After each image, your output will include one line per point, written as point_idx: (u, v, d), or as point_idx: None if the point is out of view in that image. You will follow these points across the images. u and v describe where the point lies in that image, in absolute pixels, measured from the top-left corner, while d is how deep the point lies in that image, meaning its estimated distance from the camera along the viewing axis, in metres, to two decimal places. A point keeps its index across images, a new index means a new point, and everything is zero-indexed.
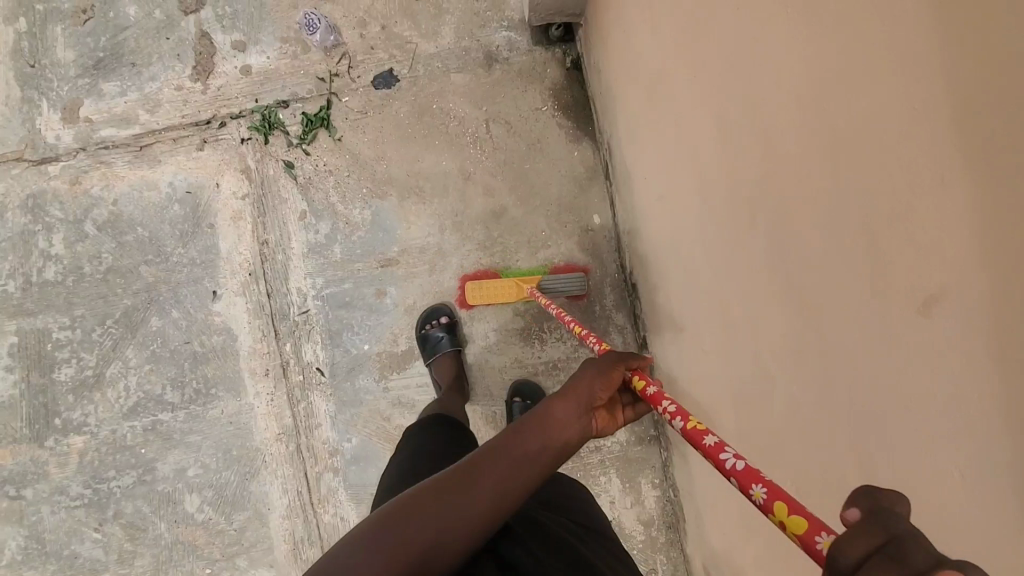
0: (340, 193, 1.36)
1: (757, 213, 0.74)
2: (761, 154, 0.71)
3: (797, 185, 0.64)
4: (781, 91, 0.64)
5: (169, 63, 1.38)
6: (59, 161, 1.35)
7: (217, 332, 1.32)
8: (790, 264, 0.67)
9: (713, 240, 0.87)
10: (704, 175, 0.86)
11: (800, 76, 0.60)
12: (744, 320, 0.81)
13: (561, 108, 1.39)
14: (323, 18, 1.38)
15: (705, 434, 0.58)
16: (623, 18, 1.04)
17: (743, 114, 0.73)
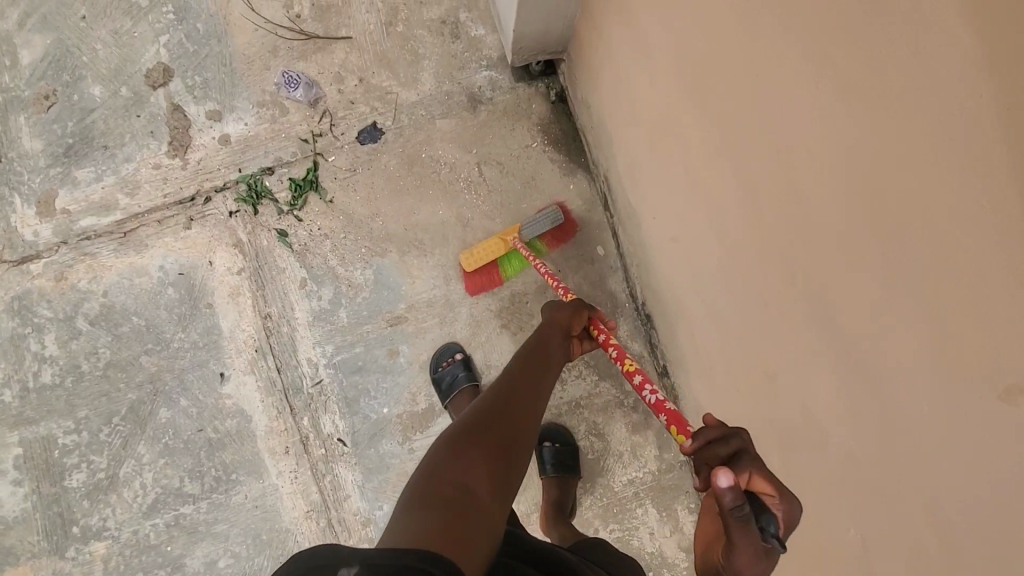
0: (338, 255, 1.32)
1: (793, 268, 0.72)
2: (793, 209, 0.69)
3: (842, 247, 0.63)
4: (815, 150, 0.62)
5: (142, 141, 1.32)
6: (40, 258, 1.30)
7: (230, 415, 1.28)
8: (839, 323, 0.66)
9: (738, 286, 0.86)
10: (721, 226, 0.85)
11: (837, 137, 0.59)
12: (784, 368, 0.80)
13: (552, 142, 1.36)
14: (302, 74, 1.34)
15: (635, 374, 0.88)
16: (611, 59, 1.01)
17: (767, 167, 0.71)
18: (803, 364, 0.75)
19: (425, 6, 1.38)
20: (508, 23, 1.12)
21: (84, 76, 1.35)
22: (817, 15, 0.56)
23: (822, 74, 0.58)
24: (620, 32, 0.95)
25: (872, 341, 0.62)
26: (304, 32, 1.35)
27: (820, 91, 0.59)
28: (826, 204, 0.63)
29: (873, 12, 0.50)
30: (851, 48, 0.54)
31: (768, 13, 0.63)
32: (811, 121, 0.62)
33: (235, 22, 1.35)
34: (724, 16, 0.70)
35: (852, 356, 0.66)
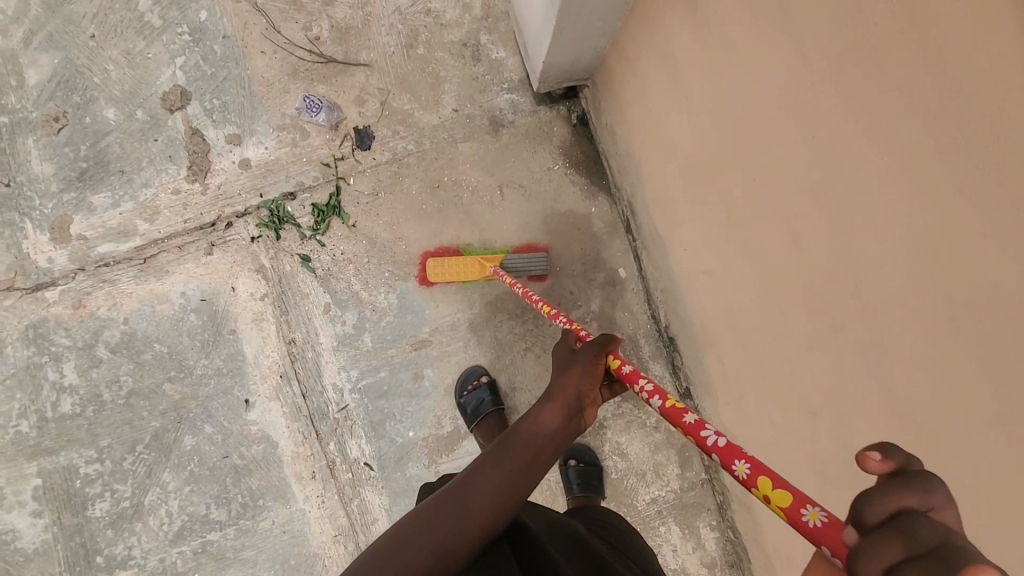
0: (362, 279, 1.33)
1: (839, 319, 0.73)
2: (841, 266, 0.71)
3: (896, 308, 0.65)
4: (870, 213, 0.64)
5: (161, 166, 1.31)
6: (56, 286, 1.28)
7: (256, 441, 1.28)
8: (889, 378, 0.68)
9: (774, 328, 0.87)
10: (759, 267, 0.86)
11: (894, 205, 0.61)
12: (823, 411, 0.81)
13: (573, 165, 1.37)
14: (322, 99, 1.34)
15: (684, 413, 0.66)
16: (645, 94, 1.03)
17: (814, 222, 0.73)
18: (846, 410, 0.77)
19: (444, 28, 1.37)
20: (537, 54, 1.13)
21: (96, 97, 1.33)
22: (878, 86, 0.58)
23: (881, 142, 0.60)
24: (657, 72, 0.96)
25: (925, 399, 0.64)
26: (324, 54, 1.35)
27: (876, 158, 0.61)
28: (881, 265, 0.65)
29: (939, 93, 0.52)
30: (914, 122, 0.56)
31: (823, 76, 0.64)
32: (866, 184, 0.63)
33: (253, 45, 1.35)
34: (773, 72, 0.71)
35: (901, 412, 0.68)
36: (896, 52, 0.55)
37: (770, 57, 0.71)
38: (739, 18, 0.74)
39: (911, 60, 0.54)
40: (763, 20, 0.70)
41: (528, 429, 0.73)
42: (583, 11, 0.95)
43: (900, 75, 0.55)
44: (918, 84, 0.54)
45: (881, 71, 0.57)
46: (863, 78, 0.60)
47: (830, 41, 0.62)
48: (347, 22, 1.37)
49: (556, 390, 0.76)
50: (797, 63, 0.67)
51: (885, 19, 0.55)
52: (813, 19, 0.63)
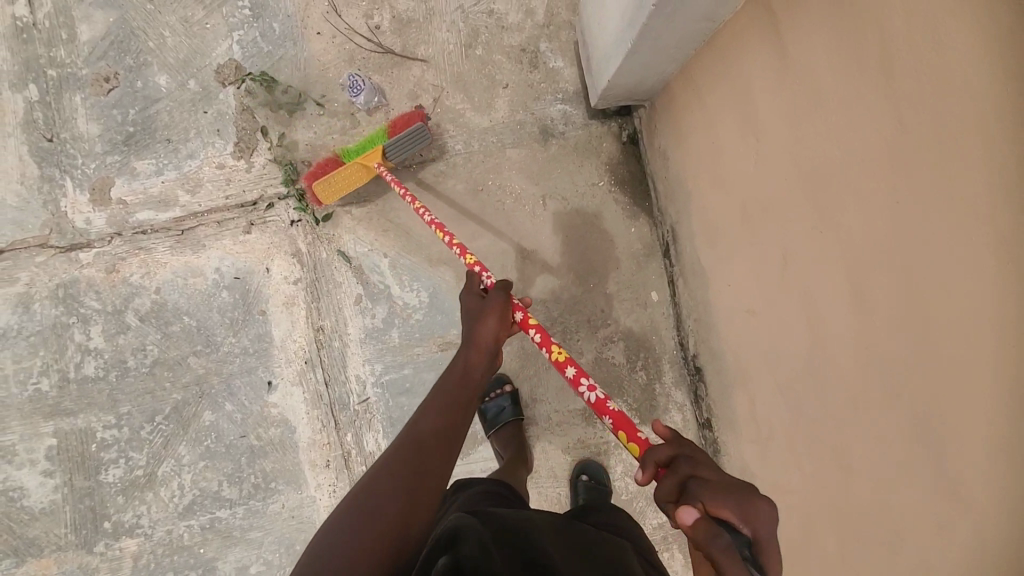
0: (396, 275, 1.32)
1: (893, 382, 0.72)
2: (907, 331, 0.69)
3: (954, 385, 0.63)
4: (944, 286, 0.63)
5: (208, 139, 1.30)
6: (91, 247, 1.27)
7: (274, 424, 1.28)
8: (935, 452, 0.67)
9: (818, 372, 0.87)
10: (812, 310, 0.86)
11: (968, 281, 0.59)
12: (862, 470, 0.80)
13: (618, 183, 1.36)
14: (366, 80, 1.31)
15: (567, 366, 0.81)
16: (710, 124, 1.02)
17: (883, 282, 0.71)
18: (881, 465, 0.76)
19: (505, 31, 1.36)
20: (603, 71, 1.13)
21: (149, 62, 1.31)
22: (956, 153, 0.58)
23: (964, 218, 0.58)
24: (728, 106, 0.96)
25: (963, 482, 0.63)
26: (382, 44, 1.34)
27: (956, 233, 0.60)
28: (948, 339, 0.63)
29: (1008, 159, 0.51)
30: (996, 208, 0.54)
31: (913, 142, 0.63)
32: (943, 256, 0.62)
33: (313, 27, 1.34)
34: (861, 127, 0.70)
35: (943, 488, 0.66)
36: (986, 135, 0.53)
37: (861, 112, 0.70)
38: (832, 69, 0.73)
39: (1000, 146, 0.52)
40: (859, 74, 0.69)
41: (454, 377, 0.85)
42: (659, 37, 0.95)
43: (987, 157, 0.54)
44: (1004, 171, 0.52)
45: (969, 148, 0.56)
46: (952, 151, 0.58)
47: (926, 108, 0.61)
48: (408, 14, 1.36)
49: (468, 338, 0.87)
50: (890, 123, 0.66)
51: (971, 87, 0.54)
52: (912, 84, 0.62)
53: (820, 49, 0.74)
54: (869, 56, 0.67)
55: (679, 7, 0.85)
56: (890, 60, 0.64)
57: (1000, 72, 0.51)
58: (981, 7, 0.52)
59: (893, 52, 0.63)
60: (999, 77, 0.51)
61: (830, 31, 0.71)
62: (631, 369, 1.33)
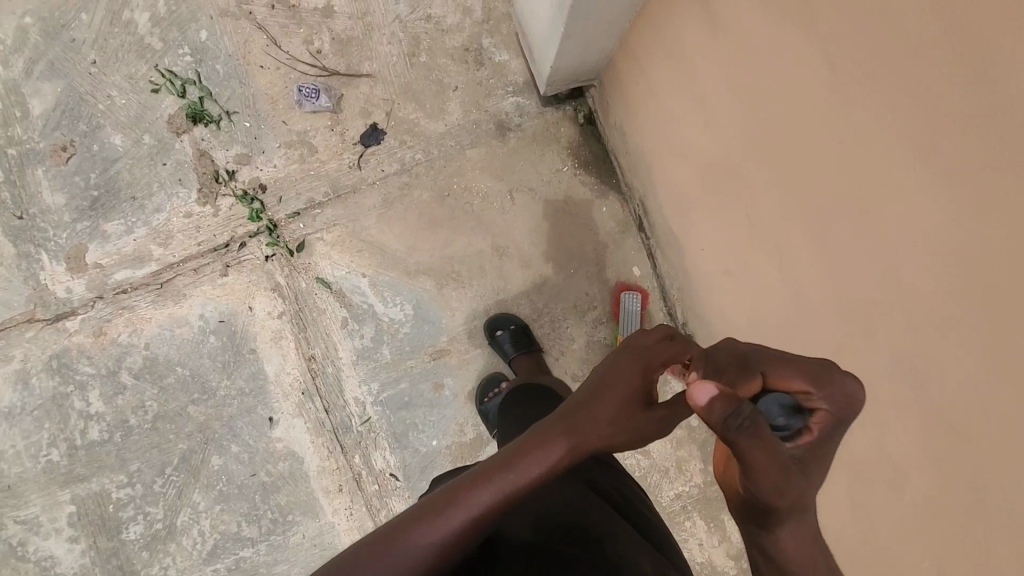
0: (377, 292, 1.33)
1: (876, 325, 0.72)
2: (878, 274, 0.69)
3: (942, 324, 0.63)
4: (908, 225, 0.63)
5: (171, 189, 1.31)
6: (76, 315, 1.29)
7: (282, 458, 1.29)
8: (936, 391, 0.67)
9: (800, 328, 0.87)
10: (784, 267, 0.86)
11: (938, 218, 0.59)
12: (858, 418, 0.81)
13: (582, 165, 1.36)
14: (327, 96, 1.34)
15: None
16: (655, 94, 1.01)
17: (847, 228, 0.71)
18: (881, 411, 0.77)
19: (446, 34, 1.36)
20: (544, 59, 1.12)
21: (102, 124, 1.32)
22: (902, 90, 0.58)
23: (918, 154, 0.58)
24: (669, 75, 0.95)
25: (965, 408, 0.64)
26: (326, 68, 1.35)
27: (912, 170, 0.60)
28: (924, 277, 0.63)
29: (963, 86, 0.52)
30: (953, 141, 0.55)
31: (852, 83, 0.63)
32: (903, 195, 0.62)
33: (256, 62, 1.34)
34: (798, 77, 0.70)
35: (944, 419, 0.67)
36: (934, 69, 0.54)
37: (795, 63, 0.69)
38: (760, 24, 0.72)
39: (952, 78, 0.53)
40: (787, 24, 0.68)
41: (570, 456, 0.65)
42: (590, 16, 0.94)
43: (937, 92, 0.54)
44: (958, 100, 0.53)
45: (916, 84, 0.56)
46: (896, 88, 0.58)
47: (860, 49, 0.60)
48: (347, 33, 1.36)
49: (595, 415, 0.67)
50: (825, 69, 0.65)
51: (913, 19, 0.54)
52: (841, 29, 0.61)
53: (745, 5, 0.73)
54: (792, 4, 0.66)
55: None
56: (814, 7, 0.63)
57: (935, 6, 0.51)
58: None
59: None
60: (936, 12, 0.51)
61: None
62: None
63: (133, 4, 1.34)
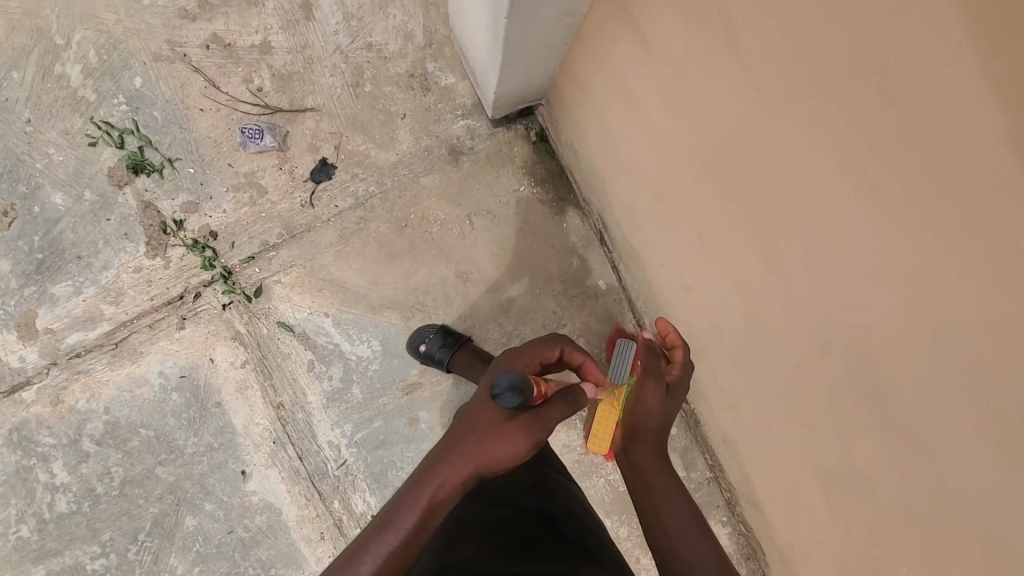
0: (342, 331, 1.29)
1: (830, 340, 0.72)
2: (829, 291, 0.68)
3: (896, 339, 0.63)
4: (852, 243, 0.62)
5: (118, 245, 1.27)
6: (32, 384, 1.24)
7: (259, 511, 1.25)
8: (893, 404, 0.67)
9: (761, 342, 0.86)
10: (738, 283, 0.85)
11: (880, 237, 0.58)
12: (826, 429, 0.81)
13: (539, 183, 1.34)
14: (272, 134, 1.29)
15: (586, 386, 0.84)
16: (598, 115, 1.00)
17: (795, 246, 0.70)
18: (847, 422, 0.76)
19: (389, 61, 1.33)
20: (487, 85, 1.09)
21: (41, 184, 1.27)
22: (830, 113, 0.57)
23: (853, 176, 0.58)
24: (608, 97, 0.93)
25: (922, 419, 0.64)
26: (268, 105, 1.31)
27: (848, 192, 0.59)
28: (874, 294, 0.63)
29: (889, 109, 0.51)
30: (887, 162, 0.54)
31: (783, 106, 0.62)
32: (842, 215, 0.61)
33: (195, 105, 1.30)
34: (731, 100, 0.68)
35: (902, 428, 0.67)
36: (857, 95, 0.53)
37: (725, 87, 0.68)
38: (688, 49, 0.70)
39: (876, 104, 0.52)
40: (712, 48, 0.67)
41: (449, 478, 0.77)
42: (527, 42, 0.92)
43: (866, 116, 0.54)
44: (885, 123, 0.52)
45: (841, 109, 0.55)
46: (823, 111, 0.57)
47: (786, 74, 0.59)
48: (287, 68, 1.32)
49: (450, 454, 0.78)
50: (754, 92, 0.64)
51: (830, 45, 0.53)
52: (767, 53, 0.60)
53: (670, 30, 0.72)
54: (715, 29, 0.65)
55: (533, 13, 0.83)
56: (736, 33, 0.62)
57: (855, 33, 0.50)
58: None
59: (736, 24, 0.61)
60: (855, 37, 0.51)
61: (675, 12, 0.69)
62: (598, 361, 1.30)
63: (63, 57, 1.29)
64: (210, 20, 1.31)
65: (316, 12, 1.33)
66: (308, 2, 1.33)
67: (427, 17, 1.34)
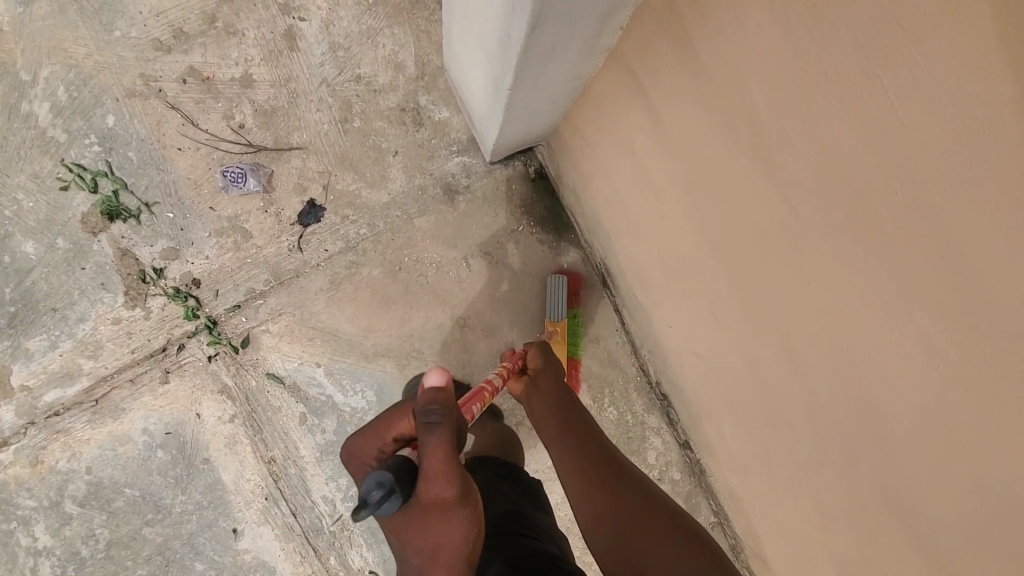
0: (335, 380, 1.24)
1: (845, 457, 0.65)
2: (845, 407, 0.62)
3: (913, 474, 0.56)
4: (873, 367, 0.55)
5: (94, 296, 1.20)
6: (9, 445, 1.18)
7: (252, 570, 1.21)
8: (907, 535, 0.60)
9: (767, 429, 0.80)
10: (744, 368, 0.78)
11: (908, 369, 0.51)
12: (835, 533, 0.74)
13: (537, 223, 1.28)
14: (255, 174, 1.22)
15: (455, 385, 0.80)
16: (606, 171, 0.93)
17: (819, 362, 0.62)
18: (856, 533, 0.70)
19: (379, 94, 1.25)
20: (485, 133, 1.03)
21: (10, 232, 1.20)
22: (861, 240, 0.50)
23: (890, 311, 0.50)
24: (617, 158, 0.87)
25: (959, 563, 0.56)
26: (251, 143, 1.23)
27: (880, 327, 0.52)
28: (892, 424, 0.56)
29: (928, 249, 0.44)
30: (920, 301, 0.47)
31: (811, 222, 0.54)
32: (872, 347, 0.54)
33: (172, 145, 1.22)
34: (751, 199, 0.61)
35: (930, 564, 0.59)
36: (901, 234, 0.46)
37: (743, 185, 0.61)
38: (706, 137, 0.64)
39: (920, 247, 0.45)
40: (732, 145, 0.60)
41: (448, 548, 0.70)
42: (525, 101, 0.85)
43: (901, 253, 0.47)
44: (922, 264, 0.45)
45: (879, 241, 0.48)
46: (858, 240, 0.50)
47: (814, 190, 0.52)
48: (271, 103, 1.24)
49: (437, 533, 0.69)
50: (779, 200, 0.57)
51: (868, 173, 0.46)
52: (793, 161, 0.53)
53: (687, 113, 0.65)
54: (737, 128, 0.58)
55: (530, 79, 0.76)
56: (761, 135, 0.55)
57: (898, 166, 0.44)
58: (862, 93, 0.44)
59: (761, 126, 0.55)
60: (897, 171, 0.44)
61: (693, 98, 0.63)
62: (600, 410, 1.25)
63: (29, 94, 1.21)
64: (187, 51, 1.23)
65: (300, 42, 1.25)
66: (292, 32, 1.24)
67: (418, 46, 1.26)
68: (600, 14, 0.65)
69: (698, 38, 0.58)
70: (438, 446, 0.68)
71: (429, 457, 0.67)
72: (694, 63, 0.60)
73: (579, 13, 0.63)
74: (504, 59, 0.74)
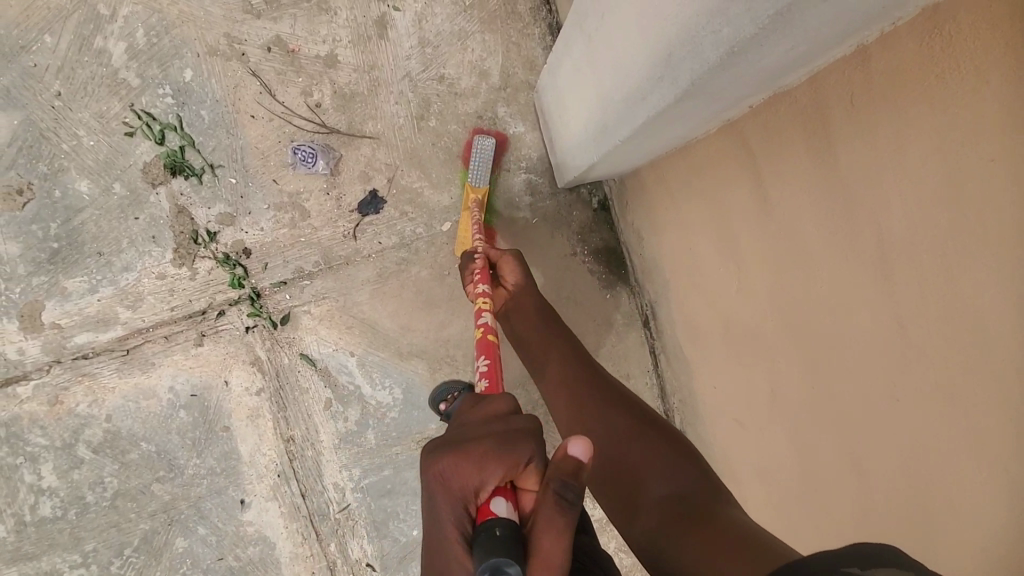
0: (366, 372, 1.24)
1: None
2: (889, 527, 0.62)
3: None
4: (934, 504, 0.55)
5: (143, 247, 1.19)
6: (29, 380, 1.17)
7: (252, 542, 1.22)
8: None
9: (799, 514, 0.81)
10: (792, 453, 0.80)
11: (968, 518, 0.51)
12: None
13: (592, 253, 1.29)
14: (323, 155, 1.21)
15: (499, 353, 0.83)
16: (686, 227, 0.95)
17: (879, 477, 0.62)
18: None
19: (459, 98, 1.25)
20: (572, 164, 1.02)
21: (66, 167, 1.18)
22: (963, 385, 0.49)
23: (976, 462, 0.49)
24: (705, 219, 0.88)
25: None
26: (325, 124, 1.22)
27: (958, 468, 0.52)
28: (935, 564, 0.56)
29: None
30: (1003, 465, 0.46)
31: (914, 350, 0.54)
32: (946, 487, 0.53)
33: (246, 111, 1.21)
34: (850, 303, 0.61)
35: None
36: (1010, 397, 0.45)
37: (846, 286, 0.61)
38: (820, 235, 0.63)
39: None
40: (850, 248, 0.59)
41: None
42: (626, 151, 0.86)
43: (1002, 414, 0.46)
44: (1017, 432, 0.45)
45: (983, 392, 0.47)
46: (961, 384, 0.50)
47: (929, 323, 0.52)
48: (352, 88, 1.23)
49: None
50: (889, 316, 0.56)
51: (996, 330, 0.45)
52: (918, 290, 0.52)
53: (805, 204, 0.65)
54: (863, 235, 0.57)
55: (643, 137, 0.77)
56: (890, 252, 0.54)
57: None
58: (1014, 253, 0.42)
59: (890, 242, 0.54)
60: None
61: (817, 190, 0.62)
62: None
63: (106, 31, 1.19)
64: (276, 20, 1.22)
65: (391, 32, 1.24)
66: (384, 19, 1.24)
67: (506, 57, 1.26)
68: (737, 97, 0.64)
69: (841, 140, 0.57)
70: (559, 526, 0.48)
71: (540, 539, 0.48)
72: (829, 161, 0.59)
73: (719, 98, 0.63)
74: (623, 116, 0.73)
